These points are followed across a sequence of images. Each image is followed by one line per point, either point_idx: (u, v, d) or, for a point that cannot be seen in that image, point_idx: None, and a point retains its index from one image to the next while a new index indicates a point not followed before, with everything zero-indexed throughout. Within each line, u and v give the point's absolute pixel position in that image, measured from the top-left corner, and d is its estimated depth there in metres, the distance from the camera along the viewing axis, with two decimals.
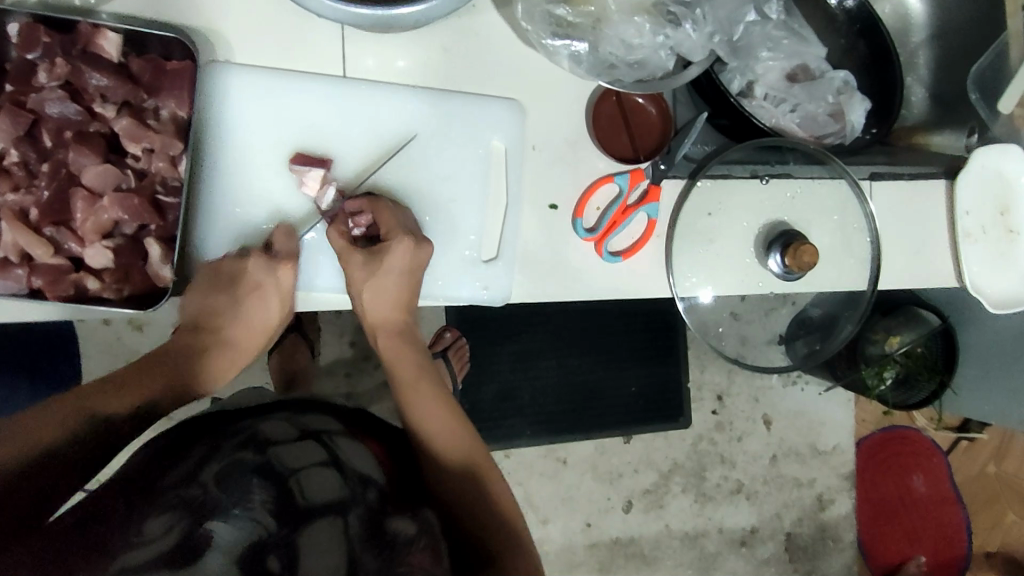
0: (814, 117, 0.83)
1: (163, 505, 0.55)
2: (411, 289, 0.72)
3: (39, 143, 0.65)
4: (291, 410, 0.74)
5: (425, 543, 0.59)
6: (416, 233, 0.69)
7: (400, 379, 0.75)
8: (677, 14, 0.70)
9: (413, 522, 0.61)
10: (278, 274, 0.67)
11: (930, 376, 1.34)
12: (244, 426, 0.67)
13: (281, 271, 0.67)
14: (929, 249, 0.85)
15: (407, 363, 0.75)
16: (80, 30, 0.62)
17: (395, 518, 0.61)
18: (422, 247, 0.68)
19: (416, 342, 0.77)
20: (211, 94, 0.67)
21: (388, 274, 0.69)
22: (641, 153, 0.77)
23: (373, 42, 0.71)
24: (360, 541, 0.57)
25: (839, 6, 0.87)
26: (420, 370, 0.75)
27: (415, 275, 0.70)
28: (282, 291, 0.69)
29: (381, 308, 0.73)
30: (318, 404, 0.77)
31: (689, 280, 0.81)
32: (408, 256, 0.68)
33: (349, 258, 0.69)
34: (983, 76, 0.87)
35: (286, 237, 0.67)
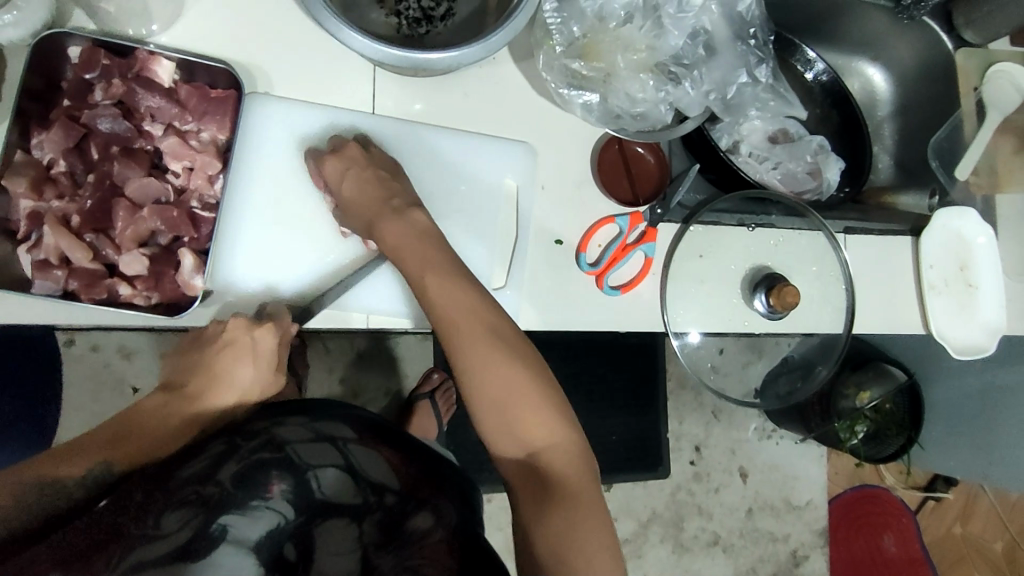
0: (794, 175, 0.92)
1: (180, 499, 0.58)
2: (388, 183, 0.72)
3: (86, 156, 0.69)
4: (312, 408, 0.71)
5: (444, 540, 0.63)
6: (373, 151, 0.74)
7: (407, 271, 0.68)
8: (678, 74, 0.79)
9: (433, 515, 0.65)
10: (254, 337, 0.69)
11: (898, 431, 1.40)
12: (261, 425, 0.67)
13: (258, 331, 0.69)
14: (897, 301, 0.93)
15: (410, 244, 0.68)
16: (138, 56, 0.68)
17: (415, 512, 0.64)
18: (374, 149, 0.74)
19: (415, 224, 0.70)
20: (252, 120, 0.73)
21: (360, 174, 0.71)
22: (640, 198, 0.83)
23: (400, 85, 0.78)
24: (376, 538, 0.62)
25: (815, 80, 0.99)
26: (423, 249, 0.68)
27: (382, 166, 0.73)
28: (262, 354, 0.70)
29: (401, 240, 0.69)
30: (353, 411, 0.74)
31: (680, 317, 0.86)
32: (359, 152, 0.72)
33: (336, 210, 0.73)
34: (941, 146, 0.98)
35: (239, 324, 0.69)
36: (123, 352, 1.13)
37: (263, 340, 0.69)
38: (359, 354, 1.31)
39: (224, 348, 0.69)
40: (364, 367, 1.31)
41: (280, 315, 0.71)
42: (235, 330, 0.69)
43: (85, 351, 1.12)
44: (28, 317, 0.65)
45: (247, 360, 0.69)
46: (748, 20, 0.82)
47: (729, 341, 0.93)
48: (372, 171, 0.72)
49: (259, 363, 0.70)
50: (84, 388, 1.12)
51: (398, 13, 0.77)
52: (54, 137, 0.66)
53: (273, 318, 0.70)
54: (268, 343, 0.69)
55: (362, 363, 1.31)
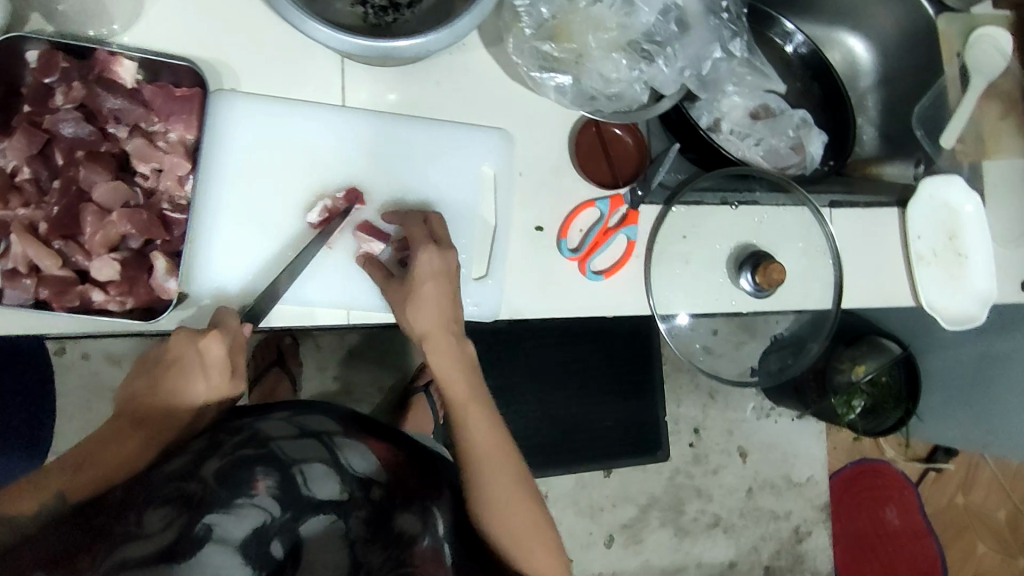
0: (777, 150, 0.91)
1: (161, 497, 0.56)
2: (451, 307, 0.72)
3: (51, 162, 0.67)
4: (292, 407, 0.73)
5: (429, 544, 0.65)
6: (442, 241, 0.72)
7: (452, 398, 0.74)
8: (650, 51, 0.77)
9: (418, 518, 0.65)
10: (198, 349, 0.65)
11: (896, 403, 1.40)
12: (243, 421, 0.67)
13: (201, 342, 0.65)
14: (887, 273, 0.91)
15: (458, 381, 0.73)
16: (99, 57, 0.66)
17: (401, 511, 0.65)
18: (448, 251, 0.71)
19: (465, 355, 0.74)
20: (218, 118, 0.71)
21: (428, 283, 0.70)
22: (620, 179, 0.83)
23: (371, 76, 0.77)
24: (364, 532, 0.61)
25: (795, 53, 0.98)
26: (470, 388, 0.74)
27: (453, 279, 0.71)
28: (211, 364, 0.65)
29: (449, 363, 0.73)
30: (327, 403, 0.76)
31: (666, 299, 0.85)
32: (435, 261, 0.70)
33: (389, 285, 0.72)
34: (925, 115, 0.97)
35: (184, 339, 0.66)
36: (113, 358, 1.13)
37: (209, 351, 0.65)
38: (351, 351, 1.30)
39: (174, 364, 0.66)
40: (356, 364, 1.30)
41: (226, 320, 0.67)
42: (181, 342, 0.66)
43: (74, 359, 1.12)
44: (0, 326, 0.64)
45: (195, 373, 0.66)
46: None
47: (722, 321, 0.91)
48: (445, 288, 0.71)
49: (208, 375, 0.66)
50: (75, 397, 1.12)
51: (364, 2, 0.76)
52: (16, 143, 0.65)
53: (218, 325, 0.66)
54: (216, 350, 0.65)
55: (354, 360, 1.30)
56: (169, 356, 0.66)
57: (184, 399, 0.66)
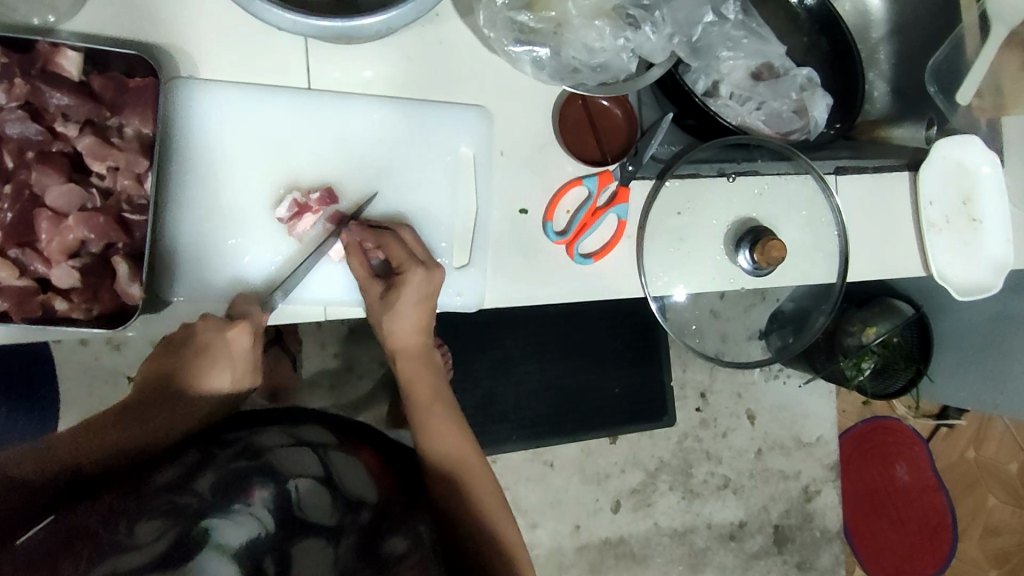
0: (779, 114, 0.85)
1: (155, 507, 0.55)
2: (428, 316, 0.73)
3: (1, 164, 0.64)
4: (280, 420, 0.75)
5: (416, 562, 0.62)
6: (427, 261, 0.69)
7: (415, 406, 0.77)
8: (637, 17, 0.71)
9: (409, 540, 0.64)
10: (228, 338, 0.64)
11: (907, 365, 1.35)
12: (238, 434, 0.68)
13: (232, 333, 0.64)
14: (897, 239, 0.87)
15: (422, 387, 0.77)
16: (39, 49, 0.61)
17: (391, 533, 0.63)
18: (435, 273, 0.69)
19: (433, 364, 0.78)
20: (178, 108, 0.67)
21: (407, 304, 0.70)
22: (608, 155, 0.77)
23: (338, 54, 0.71)
24: (354, 559, 0.58)
25: (802, 5, 0.90)
26: (436, 396, 0.77)
27: (434, 298, 0.71)
28: (239, 354, 0.65)
29: (415, 369, 0.76)
30: (320, 416, 0.80)
31: (661, 280, 0.81)
32: (425, 283, 0.69)
33: (369, 289, 0.70)
34: (939, 70, 0.89)
35: (208, 323, 0.64)
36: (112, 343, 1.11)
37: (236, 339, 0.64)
38: (350, 329, 1.28)
39: (200, 350, 0.64)
40: (356, 341, 1.28)
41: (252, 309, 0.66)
42: (207, 330, 0.64)
43: (70, 346, 1.10)
44: None
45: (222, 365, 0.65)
46: None
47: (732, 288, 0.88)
48: (424, 309, 0.71)
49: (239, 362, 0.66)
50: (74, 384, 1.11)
51: None
52: None
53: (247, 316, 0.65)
54: (244, 345, 0.64)
55: (354, 337, 1.28)
56: (195, 342, 0.65)
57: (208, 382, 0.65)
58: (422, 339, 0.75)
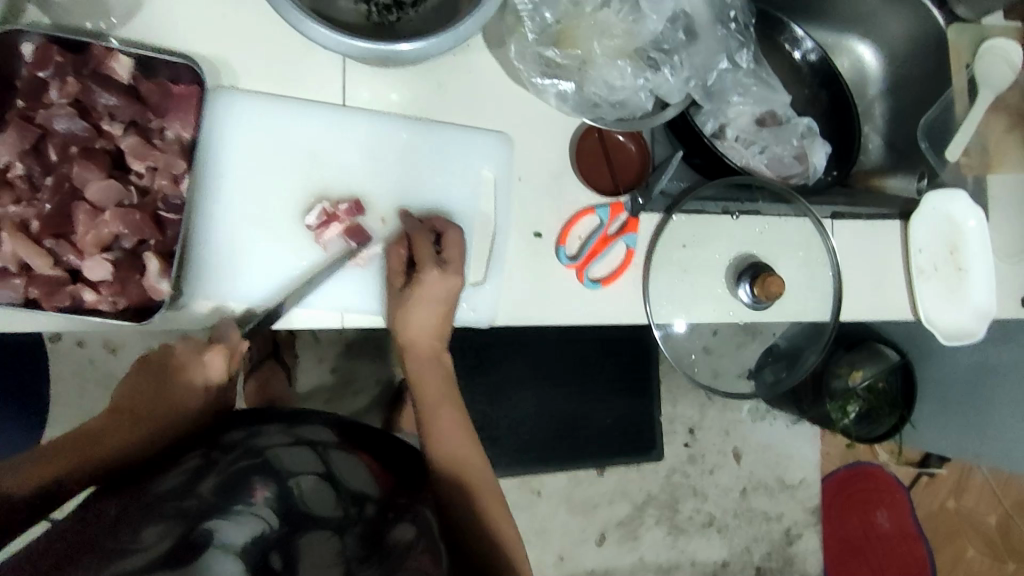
0: (780, 159, 0.90)
1: (161, 512, 0.56)
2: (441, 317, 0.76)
3: (44, 158, 0.66)
4: (278, 420, 0.75)
5: (424, 547, 0.62)
6: (449, 266, 0.73)
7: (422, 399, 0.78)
8: (657, 59, 0.76)
9: (414, 526, 0.64)
10: (204, 359, 0.68)
11: (891, 410, 1.39)
12: (238, 438, 0.68)
13: (209, 357, 0.67)
14: (888, 285, 0.91)
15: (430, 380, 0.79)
16: (94, 52, 0.65)
17: (395, 522, 0.64)
18: (449, 277, 0.72)
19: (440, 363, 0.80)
20: (215, 116, 0.70)
21: (428, 300, 0.73)
22: (621, 186, 0.81)
23: (371, 76, 0.75)
24: (359, 551, 0.59)
25: (803, 59, 0.96)
26: (442, 390, 0.79)
27: (449, 301, 0.74)
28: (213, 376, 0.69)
29: (423, 364, 0.79)
30: (322, 415, 0.80)
31: (664, 308, 0.85)
32: (438, 285, 0.72)
33: (394, 280, 0.74)
34: (932, 126, 0.95)
35: (189, 351, 0.69)
36: (111, 346, 1.13)
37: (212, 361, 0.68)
38: (349, 345, 1.30)
39: (178, 369, 0.69)
40: (354, 357, 1.30)
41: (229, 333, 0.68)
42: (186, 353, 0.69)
43: (71, 346, 1.11)
44: None
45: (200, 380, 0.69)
46: (728, 3, 0.80)
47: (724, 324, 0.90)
48: (440, 311, 0.75)
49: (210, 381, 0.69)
50: (71, 385, 1.12)
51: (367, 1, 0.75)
52: (8, 139, 0.64)
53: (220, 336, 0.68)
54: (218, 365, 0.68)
55: (353, 353, 1.30)
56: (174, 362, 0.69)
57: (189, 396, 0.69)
58: (432, 341, 0.78)
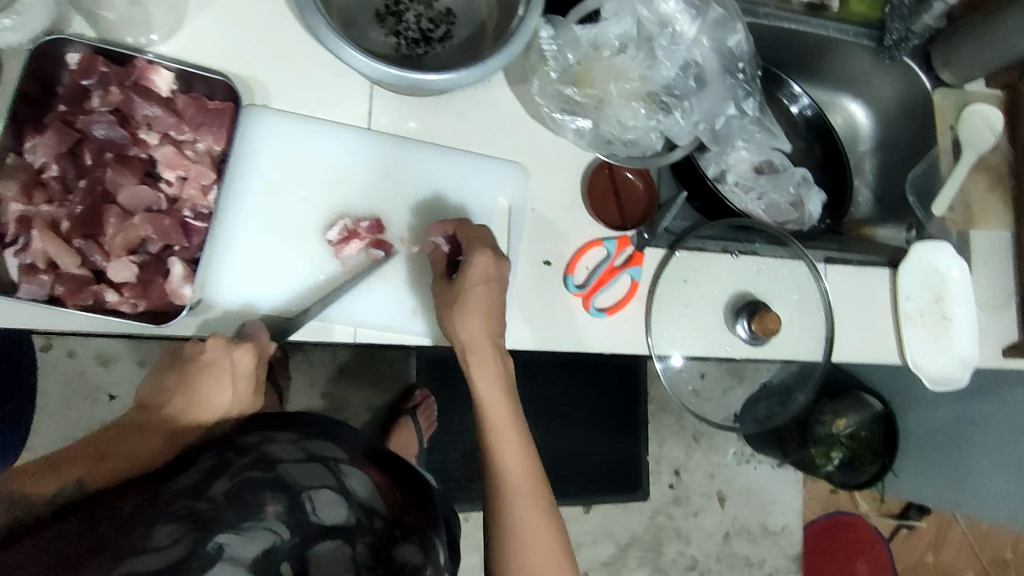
0: (777, 205, 0.95)
1: (170, 512, 0.55)
2: (497, 318, 0.73)
3: (79, 162, 0.69)
4: (304, 425, 0.69)
5: None
6: (496, 249, 0.73)
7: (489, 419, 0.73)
8: (668, 103, 0.81)
9: (421, 550, 0.61)
10: (232, 358, 0.67)
11: (873, 458, 1.41)
12: (253, 440, 0.64)
13: (238, 353, 0.67)
14: (877, 330, 0.95)
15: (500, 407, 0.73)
16: (137, 65, 0.68)
17: (404, 542, 0.60)
18: (501, 261, 0.72)
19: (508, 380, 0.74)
20: (248, 132, 0.73)
21: (480, 289, 0.71)
22: (628, 222, 0.84)
23: (396, 101, 0.79)
24: (369, 561, 0.57)
25: (800, 113, 1.02)
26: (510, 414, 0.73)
27: (499, 288, 0.72)
28: (239, 375, 0.68)
29: (488, 383, 0.73)
30: (339, 427, 0.72)
31: (663, 340, 0.87)
32: (490, 267, 0.71)
33: (439, 283, 0.73)
34: (918, 181, 1.02)
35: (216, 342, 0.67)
36: (102, 359, 1.13)
37: (242, 360, 0.67)
38: (341, 368, 1.30)
39: (202, 368, 0.66)
40: (345, 382, 1.30)
41: (258, 334, 0.69)
42: (213, 349, 0.67)
43: (63, 356, 1.11)
44: (11, 319, 0.65)
45: (226, 381, 0.67)
46: (737, 55, 0.84)
47: (711, 365, 0.95)
48: (492, 296, 0.72)
49: (239, 381, 0.68)
50: (60, 395, 1.11)
51: (397, 33, 0.80)
52: (48, 141, 0.67)
53: (251, 338, 0.68)
54: (245, 366, 0.68)
55: (345, 378, 1.31)
56: (198, 361, 0.67)
57: (211, 404, 0.66)
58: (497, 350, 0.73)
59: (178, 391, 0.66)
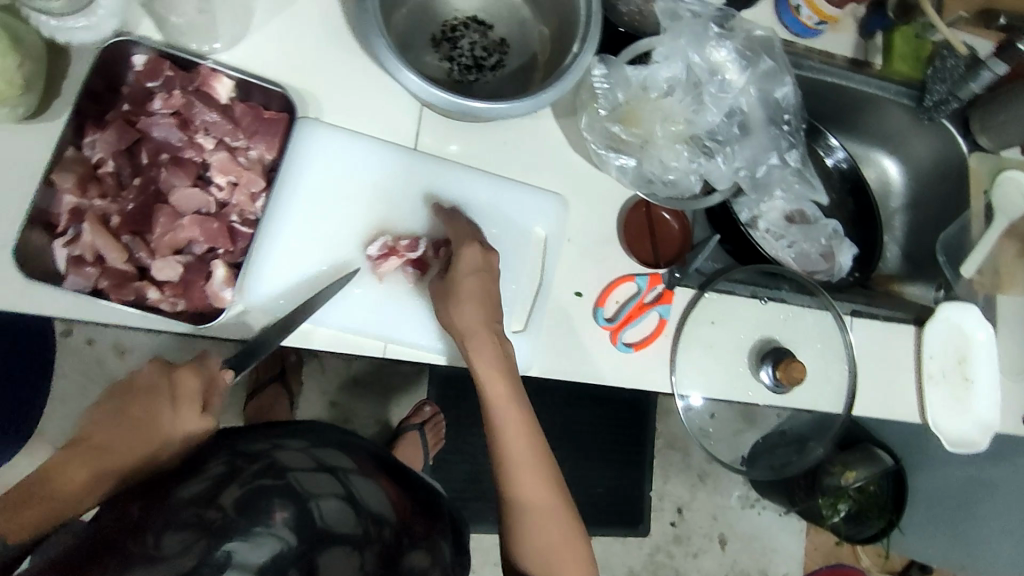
0: (807, 255, 0.95)
1: (181, 520, 0.54)
2: (492, 305, 0.74)
3: (135, 159, 0.71)
4: (311, 432, 0.69)
5: None
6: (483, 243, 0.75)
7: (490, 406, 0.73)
8: (711, 148, 0.83)
9: (427, 556, 0.63)
10: (174, 378, 0.64)
11: (880, 513, 1.40)
12: (261, 447, 0.63)
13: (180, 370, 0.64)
14: (900, 388, 0.95)
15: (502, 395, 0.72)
16: (201, 71, 0.71)
17: (409, 551, 0.62)
18: (487, 252, 0.75)
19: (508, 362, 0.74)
20: (301, 142, 0.75)
21: (469, 279, 0.73)
22: (661, 260, 0.85)
23: (443, 124, 0.80)
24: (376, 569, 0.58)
25: (835, 166, 1.03)
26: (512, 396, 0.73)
27: (488, 277, 0.74)
28: (183, 396, 0.63)
29: (490, 368, 0.72)
30: (348, 437, 0.72)
31: (685, 379, 0.88)
32: (477, 257, 0.74)
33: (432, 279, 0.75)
34: (949, 242, 1.02)
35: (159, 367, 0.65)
36: (120, 349, 1.14)
37: (185, 383, 0.64)
38: (353, 378, 1.31)
39: (142, 393, 0.63)
40: (356, 393, 1.31)
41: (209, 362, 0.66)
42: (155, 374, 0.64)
43: (82, 343, 1.12)
44: (53, 308, 0.66)
45: (167, 403, 0.63)
46: (783, 106, 0.86)
47: (721, 407, 0.94)
48: (484, 285, 0.73)
49: (181, 406, 0.63)
50: (75, 381, 1.12)
51: (451, 59, 0.81)
52: (108, 138, 0.68)
53: (196, 360, 0.65)
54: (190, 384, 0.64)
55: (357, 388, 1.31)
56: (141, 387, 0.64)
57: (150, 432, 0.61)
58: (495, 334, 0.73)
59: (113, 422, 0.62)
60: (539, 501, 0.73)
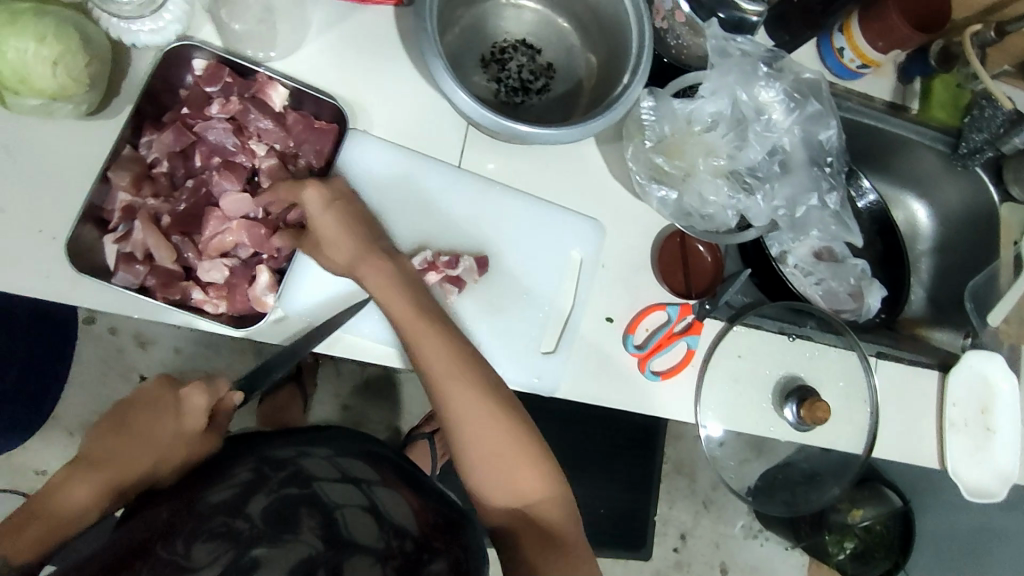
0: (835, 293, 0.96)
1: (210, 530, 0.54)
2: (367, 237, 0.70)
3: (189, 162, 0.72)
4: (332, 445, 0.71)
5: None
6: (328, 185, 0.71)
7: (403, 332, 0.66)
8: (751, 184, 0.84)
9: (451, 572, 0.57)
10: (180, 395, 0.65)
11: (886, 554, 1.38)
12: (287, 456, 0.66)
13: (187, 390, 0.65)
14: (920, 432, 0.95)
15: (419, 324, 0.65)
16: (258, 79, 0.72)
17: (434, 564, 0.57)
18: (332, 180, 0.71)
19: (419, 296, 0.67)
20: (348, 157, 0.76)
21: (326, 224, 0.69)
22: (693, 291, 0.86)
23: (487, 144, 0.82)
24: None
25: (866, 208, 1.04)
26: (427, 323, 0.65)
27: (349, 213, 0.70)
28: (188, 412, 0.64)
29: (398, 300, 0.67)
30: (371, 449, 0.74)
31: (709, 410, 0.88)
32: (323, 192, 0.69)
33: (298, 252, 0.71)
34: (977, 291, 1.04)
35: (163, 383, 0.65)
36: (141, 340, 1.14)
37: (190, 398, 0.65)
38: (367, 383, 1.32)
39: (144, 408, 0.63)
40: (370, 398, 1.32)
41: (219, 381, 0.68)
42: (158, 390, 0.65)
43: (105, 331, 1.13)
44: (97, 302, 0.67)
45: (170, 417, 0.63)
46: (827, 148, 0.87)
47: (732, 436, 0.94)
48: (344, 210, 0.70)
49: (183, 420, 0.64)
50: (95, 369, 1.12)
51: (499, 80, 0.83)
52: (165, 139, 0.70)
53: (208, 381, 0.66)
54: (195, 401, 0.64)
55: (370, 393, 1.32)
56: (144, 404, 0.64)
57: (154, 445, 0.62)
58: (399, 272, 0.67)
59: (115, 435, 0.62)
60: (490, 445, 0.61)
